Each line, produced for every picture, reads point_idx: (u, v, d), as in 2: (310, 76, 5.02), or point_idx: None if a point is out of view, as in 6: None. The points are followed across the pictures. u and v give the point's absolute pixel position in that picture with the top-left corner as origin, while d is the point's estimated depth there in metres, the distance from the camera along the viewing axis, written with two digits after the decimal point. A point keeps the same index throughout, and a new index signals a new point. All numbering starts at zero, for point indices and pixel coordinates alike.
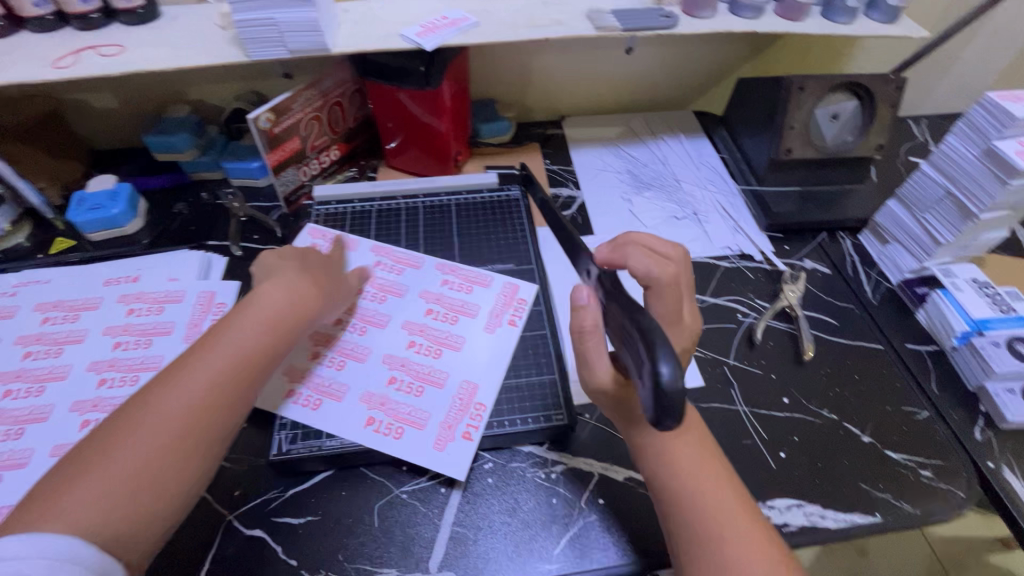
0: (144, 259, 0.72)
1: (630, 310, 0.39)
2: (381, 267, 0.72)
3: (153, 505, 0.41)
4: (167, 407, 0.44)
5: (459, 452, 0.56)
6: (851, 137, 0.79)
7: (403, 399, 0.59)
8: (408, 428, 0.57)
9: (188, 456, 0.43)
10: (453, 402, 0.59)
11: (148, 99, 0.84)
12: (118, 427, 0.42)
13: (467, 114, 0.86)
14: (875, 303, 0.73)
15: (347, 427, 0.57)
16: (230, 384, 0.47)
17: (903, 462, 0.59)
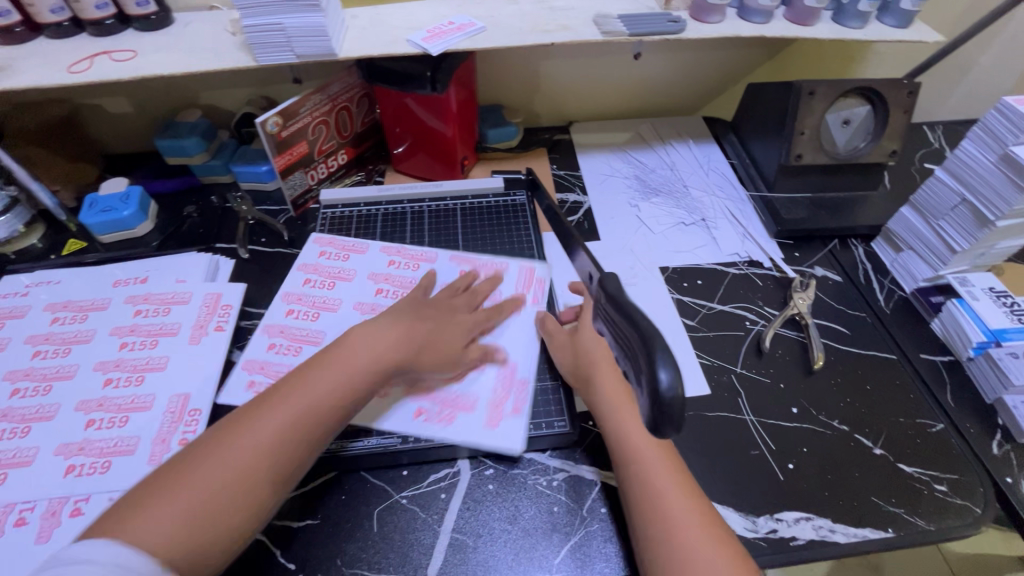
0: (153, 261, 0.73)
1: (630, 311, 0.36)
2: (396, 266, 0.72)
3: (221, 531, 0.42)
4: (257, 433, 0.46)
5: (514, 428, 0.57)
6: (863, 143, 0.78)
7: (449, 387, 0.60)
8: (460, 413, 0.58)
9: (262, 488, 0.44)
10: (498, 383, 0.60)
11: (161, 104, 0.85)
12: (211, 444, 0.45)
13: (474, 119, 0.86)
14: (887, 312, 0.71)
15: (397, 420, 0.57)
16: (312, 418, 0.48)
17: (917, 476, 0.57)
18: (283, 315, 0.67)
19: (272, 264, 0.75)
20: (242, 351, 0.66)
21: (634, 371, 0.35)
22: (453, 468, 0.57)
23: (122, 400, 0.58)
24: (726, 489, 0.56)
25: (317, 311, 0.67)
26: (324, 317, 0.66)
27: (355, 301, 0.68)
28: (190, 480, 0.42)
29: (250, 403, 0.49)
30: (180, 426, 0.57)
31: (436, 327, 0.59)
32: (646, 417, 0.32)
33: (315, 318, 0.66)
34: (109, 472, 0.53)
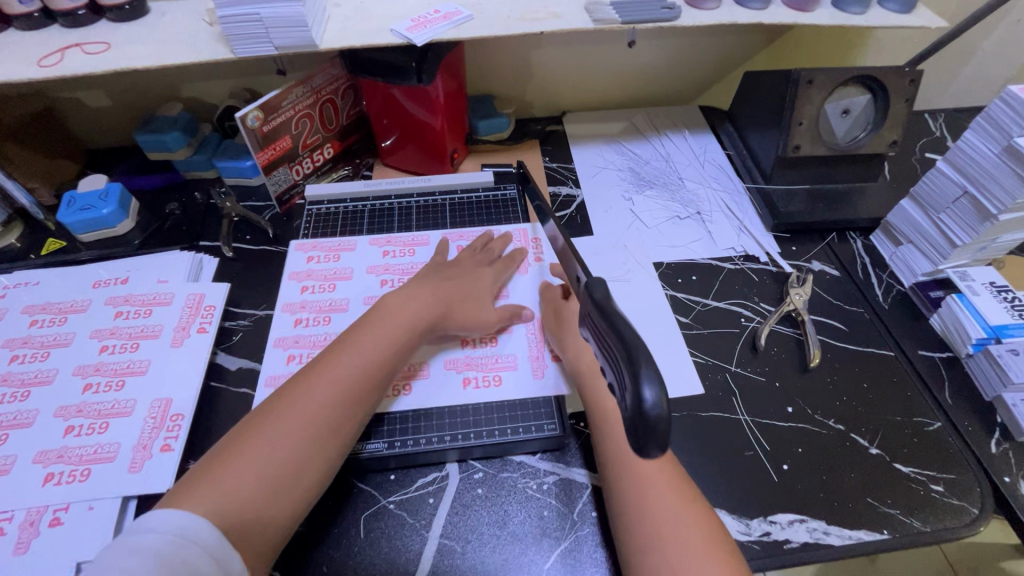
0: (134, 261, 0.71)
1: (616, 322, 0.35)
2: (391, 256, 0.72)
3: (282, 496, 0.47)
4: (298, 411, 0.50)
5: (557, 371, 0.62)
6: (862, 133, 0.76)
7: (483, 352, 0.63)
8: (503, 372, 0.62)
9: (306, 460, 0.49)
10: (527, 337, 0.65)
11: (141, 97, 0.82)
12: (254, 425, 0.49)
13: (464, 109, 0.84)
14: (886, 307, 0.69)
15: (451, 394, 0.60)
16: (345, 395, 0.52)
17: (912, 476, 0.56)
18: (292, 326, 0.65)
19: (257, 263, 0.74)
20: (225, 352, 0.65)
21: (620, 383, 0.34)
22: (442, 472, 0.56)
23: (101, 405, 0.57)
24: (719, 490, 0.55)
25: (327, 314, 0.66)
26: (335, 319, 0.65)
27: (366, 296, 0.68)
28: (246, 453, 0.47)
29: (288, 387, 0.53)
30: (162, 432, 0.55)
31: (464, 292, 0.64)
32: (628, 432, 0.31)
33: (328, 322, 0.65)
34: (88, 480, 0.52)
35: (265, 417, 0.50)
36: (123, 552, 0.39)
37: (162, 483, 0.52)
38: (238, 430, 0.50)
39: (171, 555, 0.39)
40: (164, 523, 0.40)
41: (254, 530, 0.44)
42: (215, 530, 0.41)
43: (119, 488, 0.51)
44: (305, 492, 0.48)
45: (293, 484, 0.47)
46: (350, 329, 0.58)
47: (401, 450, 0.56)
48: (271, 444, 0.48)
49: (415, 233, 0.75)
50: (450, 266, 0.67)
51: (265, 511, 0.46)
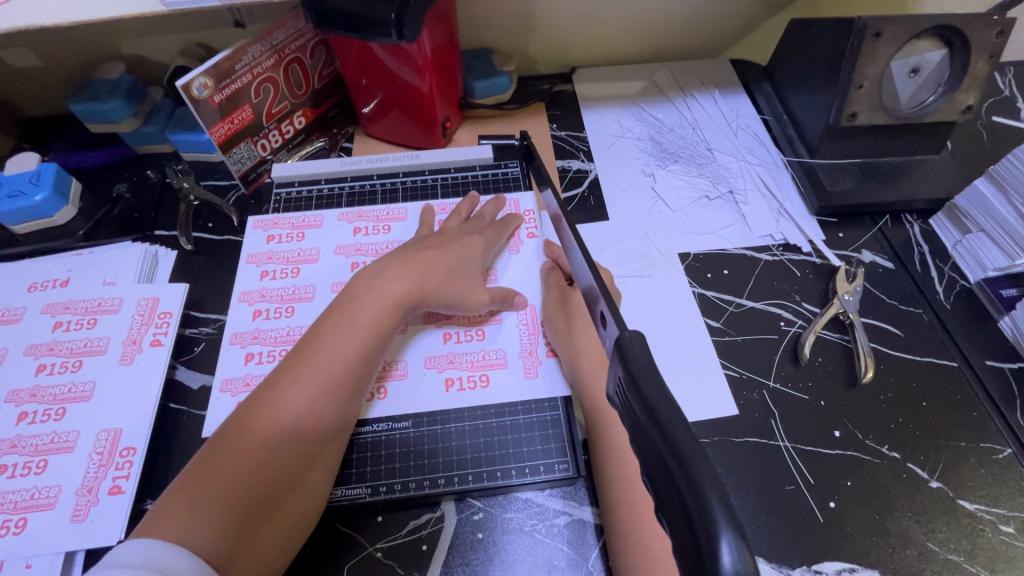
0: (78, 258, 0.61)
1: (657, 404, 0.27)
2: (364, 233, 0.62)
3: (270, 523, 0.41)
4: (274, 425, 0.43)
5: (555, 368, 0.54)
6: (931, 96, 0.63)
7: (467, 349, 0.55)
8: (491, 371, 0.53)
9: (292, 477, 0.43)
10: (520, 328, 0.56)
11: (75, 56, 0.70)
12: (224, 443, 0.42)
13: (457, 68, 0.71)
14: (948, 307, 0.60)
15: (431, 399, 0.52)
16: (326, 401, 0.46)
17: (979, 514, 0.48)
18: (251, 319, 0.56)
19: (220, 257, 0.64)
20: (185, 367, 0.56)
21: (659, 487, 0.27)
22: (436, 513, 0.48)
23: (39, 439, 0.49)
24: (757, 532, 0.48)
25: (290, 304, 0.57)
26: (300, 310, 0.56)
27: (334, 281, 0.59)
28: (224, 476, 0.40)
29: (258, 393, 0.45)
30: (110, 471, 0.48)
31: (453, 266, 0.55)
32: None
33: (292, 313, 0.56)
34: (24, 532, 0.45)
35: (236, 433, 0.43)
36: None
37: (110, 533, 0.45)
38: (206, 449, 0.42)
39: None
40: (138, 555, 0.35)
41: (244, 566, 0.40)
42: (194, 562, 0.36)
43: (61, 541, 0.44)
44: (295, 512, 0.43)
45: (283, 506, 0.42)
46: (323, 318, 0.50)
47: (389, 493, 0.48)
48: (254, 463, 0.42)
49: (390, 205, 0.65)
50: (433, 237, 0.58)
51: (258, 540, 0.41)
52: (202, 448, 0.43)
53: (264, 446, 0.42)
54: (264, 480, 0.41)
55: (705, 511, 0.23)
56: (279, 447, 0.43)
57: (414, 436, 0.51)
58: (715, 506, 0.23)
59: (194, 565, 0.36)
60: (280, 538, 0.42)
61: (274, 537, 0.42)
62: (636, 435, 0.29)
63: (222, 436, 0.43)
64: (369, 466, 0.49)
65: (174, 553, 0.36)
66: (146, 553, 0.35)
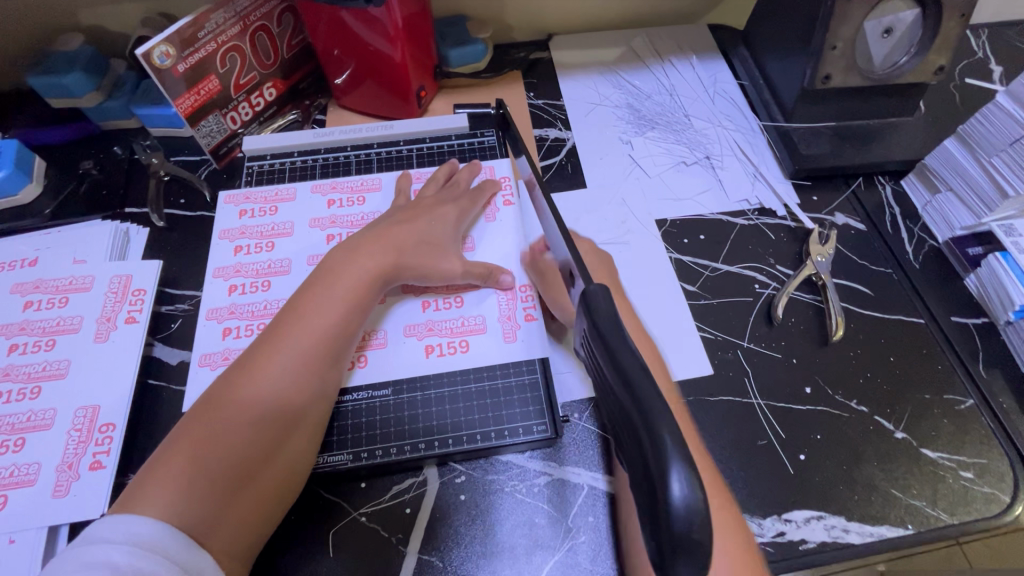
0: (46, 237, 0.60)
1: (619, 355, 0.28)
2: (339, 205, 0.62)
3: (251, 491, 0.42)
4: (252, 397, 0.44)
5: (533, 333, 0.54)
6: (904, 57, 0.64)
7: (448, 316, 0.55)
8: (471, 337, 0.54)
9: (272, 447, 0.43)
10: (498, 295, 0.56)
11: (31, 27, 0.67)
12: (204, 415, 0.43)
13: (430, 34, 0.69)
14: (916, 266, 0.61)
15: (411, 365, 0.52)
16: (306, 371, 0.46)
17: (940, 462, 0.50)
18: (227, 293, 0.56)
19: (193, 232, 0.63)
20: (163, 344, 0.56)
21: (622, 435, 0.27)
22: (419, 477, 0.49)
23: (15, 418, 0.49)
24: (730, 486, 0.49)
25: (267, 278, 0.56)
26: (277, 283, 0.56)
27: (311, 254, 0.58)
28: (203, 446, 0.41)
29: (236, 366, 0.45)
30: (90, 447, 0.48)
31: (429, 237, 0.55)
32: (651, 529, 0.24)
33: (268, 286, 0.56)
34: (6, 509, 0.45)
35: (215, 408, 0.43)
36: (75, 567, 0.34)
37: (94, 507, 0.46)
38: (187, 423, 0.43)
39: (131, 568, 0.35)
40: (121, 532, 0.36)
41: (228, 534, 0.40)
42: (178, 537, 0.37)
43: (43, 517, 0.45)
44: (279, 481, 0.44)
45: (264, 474, 0.42)
46: (298, 295, 0.49)
47: (370, 460, 0.48)
48: (235, 436, 0.42)
49: (364, 176, 0.64)
50: (406, 207, 0.58)
51: (245, 510, 0.41)
52: (183, 421, 0.43)
53: (243, 418, 0.43)
54: (247, 450, 0.42)
55: (658, 449, 0.24)
56: (258, 417, 0.43)
57: (394, 403, 0.51)
58: (669, 444, 0.24)
59: (179, 540, 0.37)
60: (269, 507, 0.43)
61: (259, 506, 0.42)
62: (602, 387, 0.30)
63: (202, 408, 0.43)
64: (348, 436, 0.49)
65: (157, 529, 0.37)
66: (129, 530, 0.36)
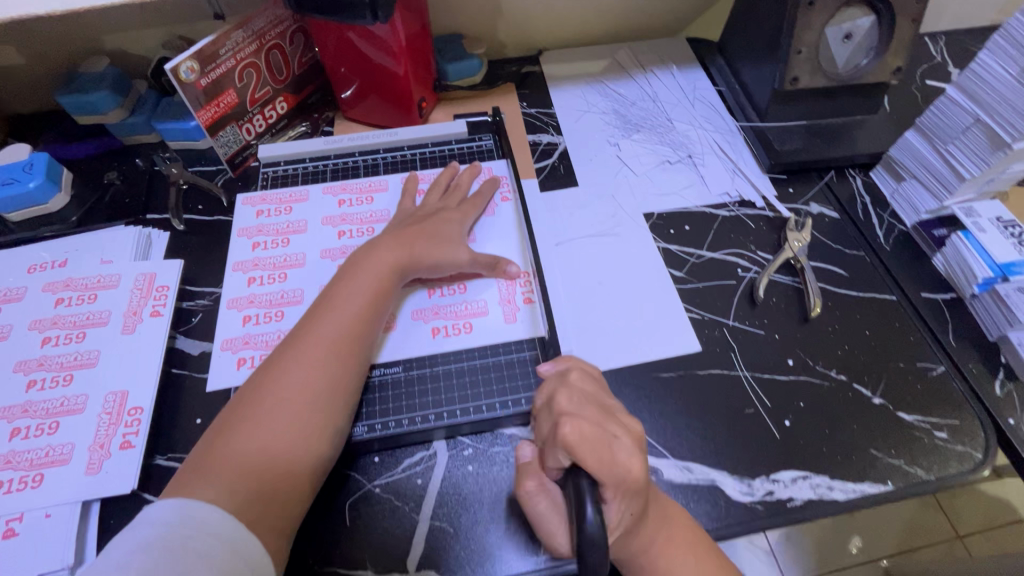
0: (73, 240, 0.64)
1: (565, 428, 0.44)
2: (348, 204, 0.66)
3: (290, 465, 0.45)
4: (287, 380, 0.47)
5: (531, 313, 0.58)
6: (865, 60, 0.70)
7: (453, 300, 0.59)
8: (474, 319, 0.58)
9: (307, 425, 0.46)
10: (498, 282, 0.60)
11: (60, 51, 0.72)
12: (247, 399, 0.47)
13: (430, 51, 0.75)
14: (887, 249, 0.66)
15: (418, 345, 0.56)
16: (334, 355, 0.49)
17: (916, 424, 0.54)
18: (246, 285, 0.59)
19: (211, 234, 0.67)
20: (185, 336, 0.59)
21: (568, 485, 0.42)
22: (429, 450, 0.53)
23: (50, 403, 0.52)
24: (723, 451, 0.53)
25: (283, 271, 0.60)
26: (292, 275, 0.60)
27: (323, 248, 0.62)
28: (247, 427, 0.45)
29: (273, 356, 0.50)
30: (120, 428, 0.51)
31: (434, 233, 0.58)
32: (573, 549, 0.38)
33: (285, 278, 0.60)
34: (42, 485, 0.48)
35: (257, 393, 0.47)
36: (131, 545, 0.38)
37: (125, 483, 0.48)
38: (237, 401, 0.47)
39: (181, 544, 0.38)
40: (170, 513, 0.40)
41: (270, 504, 0.43)
42: (219, 514, 0.41)
43: (78, 491, 0.48)
44: (313, 457, 0.46)
45: (301, 450, 0.46)
46: (329, 287, 0.54)
47: (383, 433, 0.52)
48: (273, 417, 0.46)
49: (371, 178, 0.69)
50: (414, 211, 0.62)
51: (282, 479, 0.44)
52: (228, 406, 0.47)
53: (281, 399, 0.46)
54: (285, 426, 0.46)
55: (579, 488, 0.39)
56: (293, 398, 0.47)
57: (405, 380, 0.54)
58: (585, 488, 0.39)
59: (223, 519, 0.41)
60: (304, 479, 0.46)
61: (299, 479, 0.45)
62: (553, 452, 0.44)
63: (245, 394, 0.47)
64: (364, 411, 0.53)
65: (202, 509, 0.41)
66: (175, 513, 0.40)
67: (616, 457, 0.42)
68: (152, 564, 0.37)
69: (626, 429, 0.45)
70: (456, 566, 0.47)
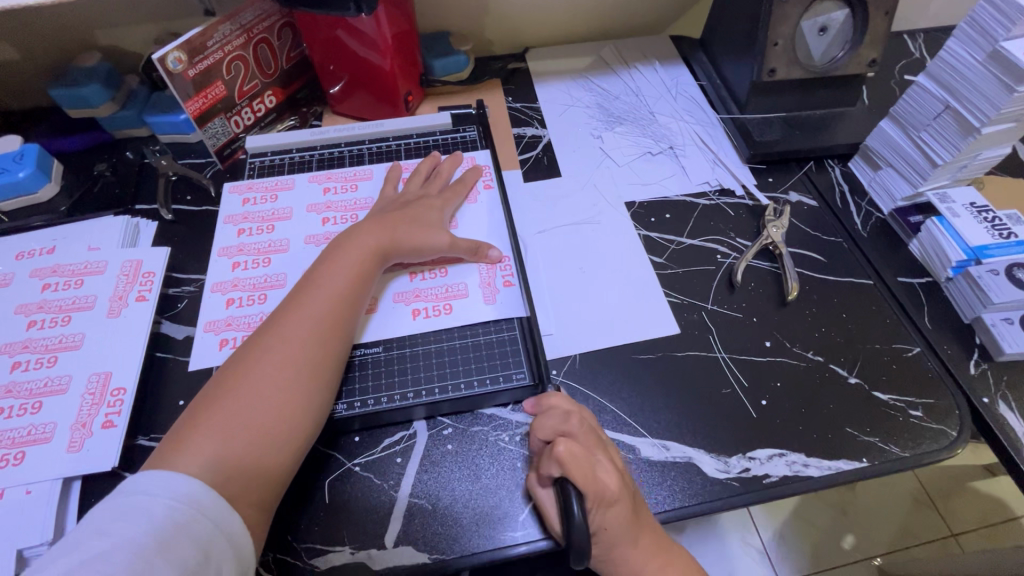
0: (62, 229, 0.65)
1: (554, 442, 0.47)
2: (333, 192, 0.67)
3: (270, 440, 0.45)
4: (268, 358, 0.48)
5: (511, 296, 0.59)
6: (841, 52, 0.71)
7: (434, 283, 0.60)
8: (454, 301, 0.58)
9: (289, 402, 0.47)
10: (479, 266, 0.61)
11: (53, 47, 0.74)
12: (228, 377, 0.47)
13: (416, 46, 0.76)
14: (864, 235, 0.67)
15: (399, 326, 0.57)
16: (316, 334, 0.50)
17: (892, 403, 0.55)
18: (231, 270, 0.60)
19: (198, 224, 0.68)
20: (170, 321, 0.60)
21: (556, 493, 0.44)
22: (409, 430, 0.53)
23: (33, 384, 0.52)
24: (701, 430, 0.53)
25: (267, 256, 0.61)
26: (276, 260, 0.61)
27: (307, 234, 0.63)
28: (227, 403, 0.45)
29: (255, 336, 0.50)
30: (102, 408, 0.52)
31: (415, 220, 0.59)
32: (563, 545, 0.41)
33: (269, 263, 0.61)
34: (23, 463, 0.48)
35: (238, 371, 0.47)
36: (112, 514, 0.38)
37: (105, 461, 0.49)
38: (219, 379, 0.48)
39: (165, 518, 0.38)
40: (158, 486, 0.39)
41: (248, 478, 0.44)
42: (203, 487, 0.41)
43: (59, 469, 0.48)
44: (294, 433, 0.47)
45: (281, 426, 0.46)
46: (312, 270, 0.54)
47: (362, 410, 0.52)
48: (254, 394, 0.46)
49: (357, 168, 0.70)
50: (396, 199, 0.63)
51: (264, 453, 0.45)
52: (209, 384, 0.48)
53: (262, 376, 0.47)
54: (266, 402, 0.46)
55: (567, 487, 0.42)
56: (274, 375, 0.47)
57: (385, 360, 0.55)
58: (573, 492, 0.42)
59: (210, 494, 0.40)
60: (282, 454, 0.46)
61: (278, 455, 0.46)
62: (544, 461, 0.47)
63: (226, 372, 0.48)
64: (344, 388, 0.53)
65: (187, 482, 0.40)
66: (163, 485, 0.40)
67: (597, 473, 0.44)
68: (133, 534, 0.37)
69: (611, 457, 0.47)
70: (434, 543, 0.47)
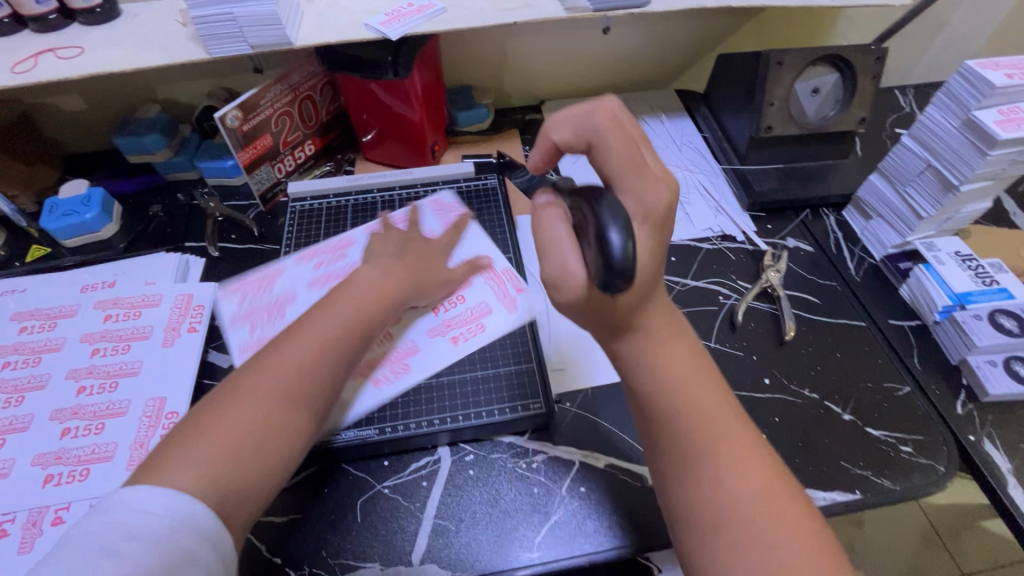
0: (121, 265, 0.71)
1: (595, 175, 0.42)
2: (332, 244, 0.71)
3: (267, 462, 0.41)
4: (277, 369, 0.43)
5: (527, 299, 0.66)
6: (832, 111, 0.78)
7: (456, 309, 0.65)
8: (484, 318, 0.64)
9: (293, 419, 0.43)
10: (488, 281, 0.67)
11: (118, 100, 0.82)
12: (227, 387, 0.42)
13: (442, 102, 0.84)
14: (858, 280, 0.72)
15: (443, 355, 0.61)
16: (331, 347, 0.46)
17: (884, 439, 0.59)
18: (247, 332, 0.62)
19: (243, 261, 0.74)
20: (217, 351, 0.65)
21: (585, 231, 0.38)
22: (433, 456, 0.58)
23: (96, 406, 0.58)
24: None
25: (277, 308, 0.64)
26: (288, 310, 0.64)
27: (309, 282, 0.66)
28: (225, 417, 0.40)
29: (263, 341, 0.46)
30: (158, 429, 0.57)
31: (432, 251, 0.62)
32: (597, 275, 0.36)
33: (282, 314, 0.63)
34: (88, 479, 0.53)
35: (241, 381, 0.43)
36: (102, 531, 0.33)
37: None
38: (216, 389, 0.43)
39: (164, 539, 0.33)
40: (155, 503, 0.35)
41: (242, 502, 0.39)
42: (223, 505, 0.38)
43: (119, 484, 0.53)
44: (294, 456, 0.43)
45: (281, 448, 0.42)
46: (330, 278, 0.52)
47: (391, 436, 0.57)
48: (257, 407, 0.41)
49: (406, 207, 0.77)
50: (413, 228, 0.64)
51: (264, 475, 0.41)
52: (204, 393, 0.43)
53: (268, 388, 0.42)
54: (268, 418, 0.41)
55: (600, 213, 0.36)
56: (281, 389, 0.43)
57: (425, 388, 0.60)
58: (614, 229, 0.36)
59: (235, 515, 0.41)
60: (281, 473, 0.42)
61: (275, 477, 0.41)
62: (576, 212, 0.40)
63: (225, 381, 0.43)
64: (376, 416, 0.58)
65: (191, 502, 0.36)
66: (171, 503, 0.35)
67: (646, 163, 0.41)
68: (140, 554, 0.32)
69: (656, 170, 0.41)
70: (455, 563, 0.51)
